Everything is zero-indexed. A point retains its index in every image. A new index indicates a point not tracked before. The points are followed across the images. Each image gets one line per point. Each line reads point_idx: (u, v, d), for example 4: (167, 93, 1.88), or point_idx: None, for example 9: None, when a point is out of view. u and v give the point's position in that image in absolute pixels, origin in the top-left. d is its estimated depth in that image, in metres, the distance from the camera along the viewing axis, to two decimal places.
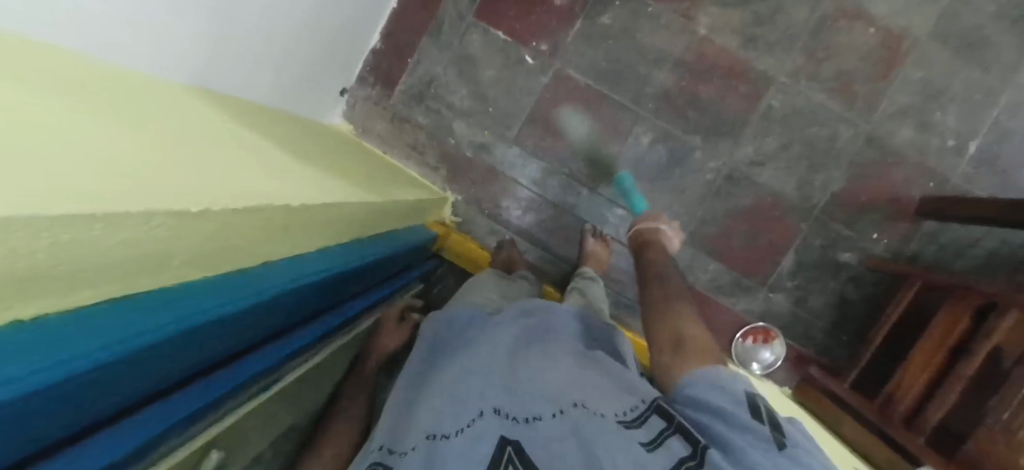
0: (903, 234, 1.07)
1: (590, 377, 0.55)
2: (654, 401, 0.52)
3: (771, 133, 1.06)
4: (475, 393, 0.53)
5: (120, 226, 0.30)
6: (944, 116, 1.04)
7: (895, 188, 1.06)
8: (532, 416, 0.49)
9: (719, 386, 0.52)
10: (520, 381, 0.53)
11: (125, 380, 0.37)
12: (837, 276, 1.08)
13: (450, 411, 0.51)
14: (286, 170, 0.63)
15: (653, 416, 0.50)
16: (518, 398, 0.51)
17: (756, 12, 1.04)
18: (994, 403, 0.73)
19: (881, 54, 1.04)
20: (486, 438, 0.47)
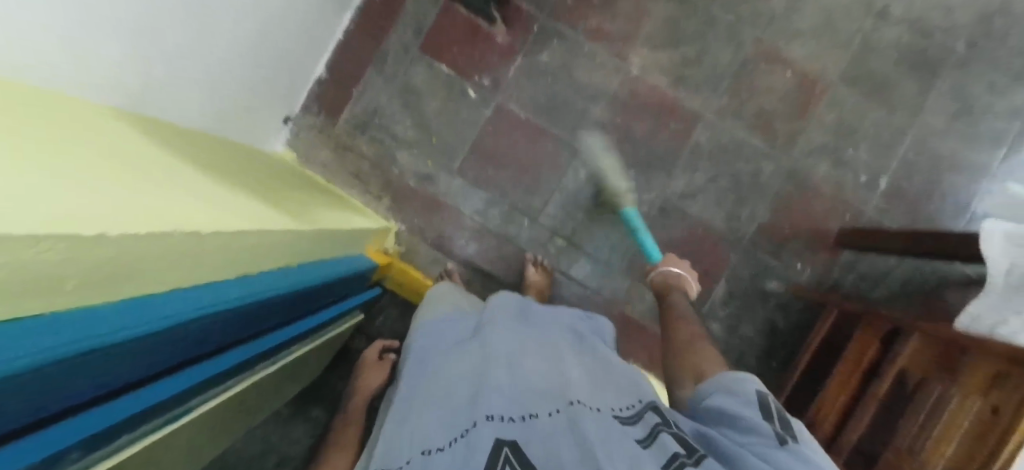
0: (824, 263, 1.13)
1: (576, 379, 0.58)
2: (648, 403, 0.56)
3: (701, 167, 1.12)
4: (465, 406, 0.54)
5: (6, 251, 0.28)
6: (856, 153, 1.12)
7: (815, 220, 1.13)
8: (527, 415, 0.52)
9: (730, 392, 0.55)
10: (510, 385, 0.55)
11: (56, 384, 0.36)
12: (766, 304, 1.13)
13: (443, 424, 0.53)
14: (210, 198, 0.61)
15: (648, 413, 0.54)
16: (512, 403, 0.53)
17: (685, 54, 1.10)
18: (902, 424, 0.76)
19: (798, 96, 1.11)
20: (482, 441, 0.48)
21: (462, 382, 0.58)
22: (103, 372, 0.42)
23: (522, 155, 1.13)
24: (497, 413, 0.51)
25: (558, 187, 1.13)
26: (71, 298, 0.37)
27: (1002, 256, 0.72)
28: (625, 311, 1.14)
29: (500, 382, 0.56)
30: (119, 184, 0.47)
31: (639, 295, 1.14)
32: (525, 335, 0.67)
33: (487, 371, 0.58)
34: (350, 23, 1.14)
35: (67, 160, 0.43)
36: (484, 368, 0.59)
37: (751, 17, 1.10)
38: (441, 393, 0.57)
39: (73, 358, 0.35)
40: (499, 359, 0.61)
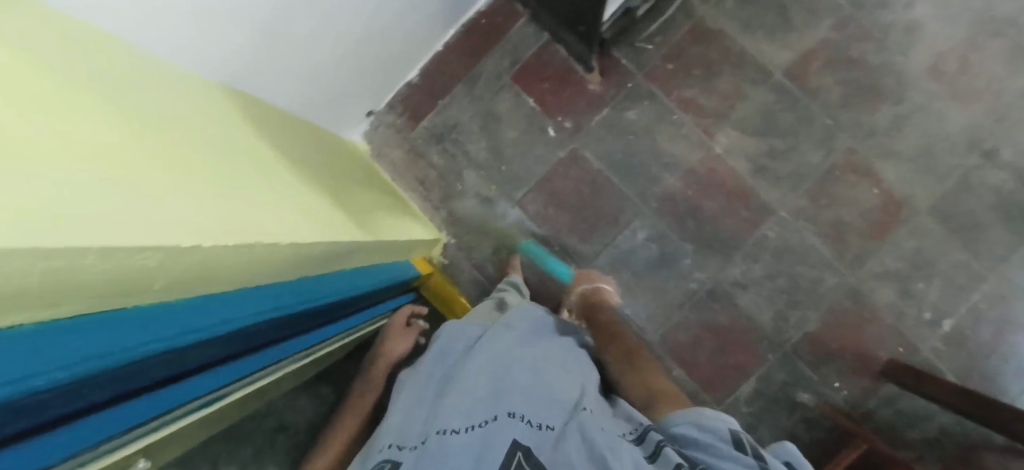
0: (863, 389, 1.08)
1: (587, 398, 0.63)
2: (647, 426, 0.61)
3: (759, 261, 1.10)
4: (490, 398, 0.58)
5: (110, 258, 0.32)
6: (925, 288, 1.07)
7: (865, 344, 1.08)
8: (545, 424, 0.56)
9: (701, 425, 0.56)
10: (531, 391, 0.60)
11: (122, 377, 0.38)
12: (792, 414, 1.09)
13: (463, 412, 0.56)
14: (285, 202, 0.65)
15: (651, 432, 0.58)
16: (533, 407, 0.58)
17: (772, 145, 1.09)
18: None
19: (879, 216, 1.08)
20: (501, 439, 0.52)
21: (488, 376, 0.63)
22: (169, 363, 0.44)
23: (584, 203, 1.14)
24: (519, 413, 0.56)
25: (611, 243, 1.13)
26: (153, 298, 0.41)
27: None
28: None
29: (524, 386, 0.61)
30: (190, 167, 0.49)
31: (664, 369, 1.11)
32: (548, 352, 0.71)
33: (513, 373, 0.63)
34: (451, 39, 1.18)
35: (168, 146, 0.47)
36: (510, 368, 0.64)
37: (849, 126, 1.07)
38: (467, 381, 0.62)
39: (131, 364, 0.38)
40: (525, 365, 0.65)
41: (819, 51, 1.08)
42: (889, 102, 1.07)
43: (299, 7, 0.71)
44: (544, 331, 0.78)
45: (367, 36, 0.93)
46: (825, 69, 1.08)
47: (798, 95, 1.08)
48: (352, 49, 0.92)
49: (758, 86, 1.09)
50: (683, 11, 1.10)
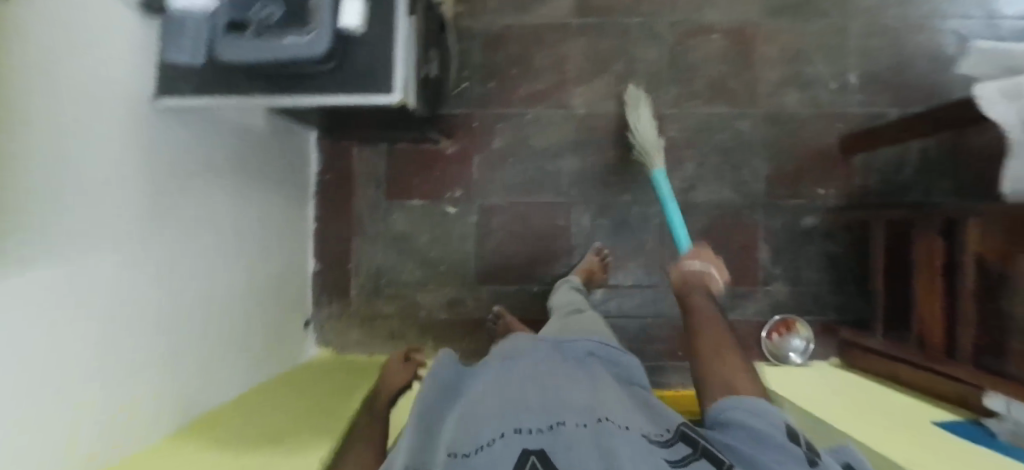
0: (843, 178, 1.12)
1: (609, 398, 0.54)
2: (677, 429, 0.51)
3: (685, 159, 1.13)
4: (497, 415, 0.50)
5: None
6: (814, 68, 1.12)
7: (813, 145, 1.12)
8: (554, 424, 0.48)
9: (756, 413, 0.51)
10: (541, 398, 0.53)
11: None
12: (813, 242, 1.13)
13: (468, 436, 0.49)
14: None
15: (678, 441, 0.48)
16: (540, 411, 0.50)
17: (615, 71, 1.13)
18: (1009, 304, 0.74)
19: (734, 49, 1.12)
20: (505, 457, 0.44)
21: (491, 393, 0.56)
22: None
23: (526, 236, 1.15)
24: (527, 424, 0.48)
25: (573, 247, 1.15)
26: None
27: (1013, 113, 0.73)
28: None
29: (530, 400, 0.52)
30: None
31: None
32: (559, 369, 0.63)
33: (516, 387, 0.55)
34: (316, 210, 1.18)
35: None
36: (520, 382, 0.56)
37: (655, 8, 1.13)
38: (472, 406, 0.55)
39: None
40: (528, 376, 0.58)
41: None
42: None
43: (179, 306, 0.72)
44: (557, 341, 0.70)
45: (252, 269, 0.95)
46: None
47: (599, 20, 1.13)
48: (251, 289, 0.94)
49: (567, 40, 1.14)
50: (465, 36, 1.14)
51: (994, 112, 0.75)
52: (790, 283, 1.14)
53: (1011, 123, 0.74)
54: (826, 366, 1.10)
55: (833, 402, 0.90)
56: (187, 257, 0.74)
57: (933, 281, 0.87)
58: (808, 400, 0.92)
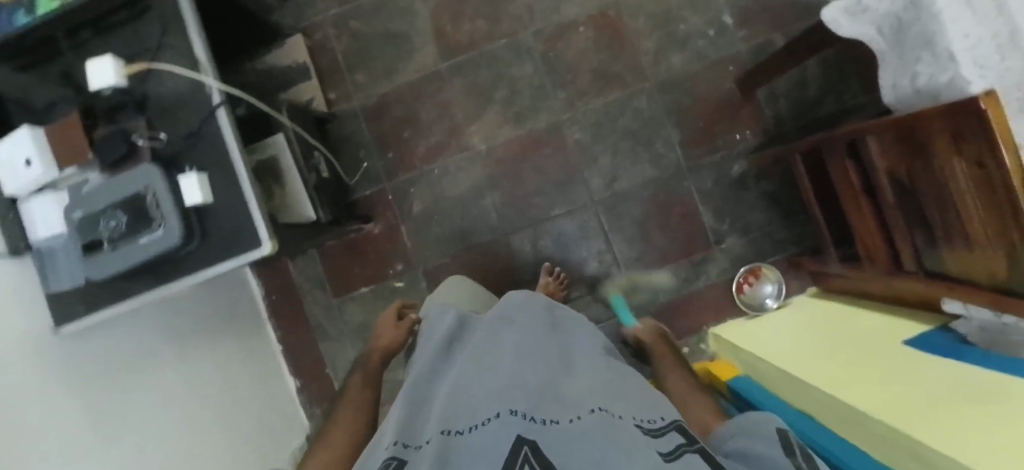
0: (754, 115, 1.10)
1: (602, 391, 0.52)
2: (674, 420, 0.47)
3: (597, 156, 1.13)
4: (494, 395, 0.47)
5: None
6: (686, 23, 1.10)
7: (713, 96, 1.11)
8: (550, 418, 0.44)
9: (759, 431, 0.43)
10: (536, 384, 0.50)
11: None
12: (747, 187, 1.12)
13: (466, 410, 0.47)
14: None
15: (675, 432, 0.45)
16: (533, 399, 0.47)
17: (500, 98, 1.14)
18: (931, 212, 0.72)
19: (603, 35, 1.12)
20: (501, 435, 0.41)
21: (485, 374, 0.53)
22: None
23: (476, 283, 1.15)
24: (521, 408, 0.45)
25: (524, 276, 1.14)
26: None
27: (866, 25, 0.71)
28: (661, 301, 1.13)
29: (523, 383, 0.49)
30: None
31: (658, 280, 1.13)
32: (548, 346, 0.61)
33: (513, 370, 0.52)
34: (278, 330, 1.20)
35: None
36: (515, 366, 0.53)
37: (515, 25, 1.13)
38: (467, 387, 0.51)
39: None
40: (523, 360, 0.55)
41: (438, 19, 1.14)
42: None
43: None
44: (557, 333, 0.67)
45: (228, 413, 0.95)
46: (455, 23, 1.14)
47: (468, 55, 1.14)
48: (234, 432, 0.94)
49: (445, 86, 1.14)
50: (350, 118, 1.15)
51: (846, 32, 0.74)
52: (742, 234, 1.12)
53: (868, 35, 0.72)
54: (805, 299, 1.07)
55: (804, 340, 0.90)
56: (145, 439, 0.75)
57: (861, 201, 0.86)
58: (780, 345, 0.91)
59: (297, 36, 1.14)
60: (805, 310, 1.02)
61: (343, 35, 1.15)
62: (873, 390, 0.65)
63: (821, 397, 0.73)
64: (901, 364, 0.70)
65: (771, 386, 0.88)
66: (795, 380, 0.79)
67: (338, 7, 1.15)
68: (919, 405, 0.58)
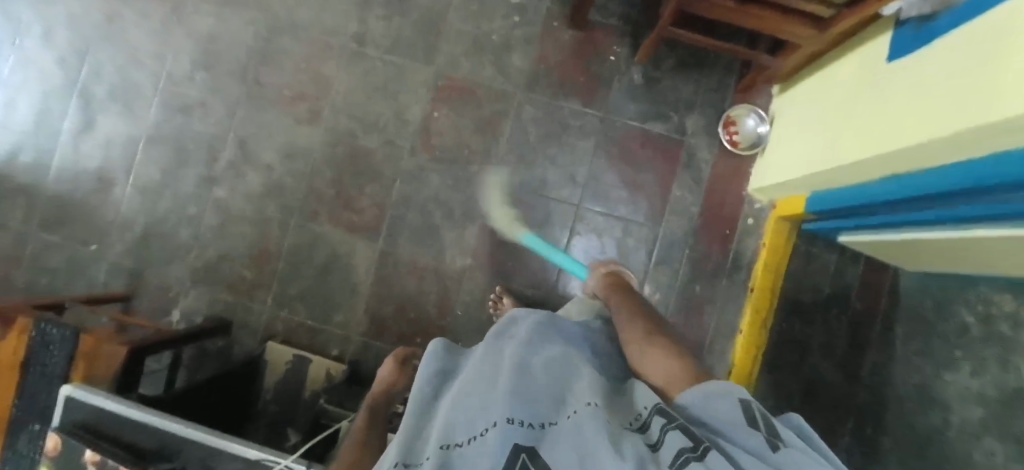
0: (606, 31, 1.11)
1: (601, 384, 0.50)
2: (654, 407, 0.47)
3: (546, 177, 1.12)
4: (489, 403, 0.46)
5: None
6: (494, 32, 1.12)
7: (566, 52, 1.11)
8: (544, 419, 0.43)
9: (717, 394, 0.46)
10: (539, 394, 0.48)
11: None
12: (659, 77, 1.11)
13: (469, 417, 0.45)
14: None
15: (661, 424, 0.43)
16: (531, 403, 0.45)
17: (439, 220, 1.12)
18: None
19: (453, 101, 1.12)
20: (494, 444, 0.40)
21: (481, 387, 0.50)
22: None
23: None
24: (516, 415, 0.43)
25: None
26: None
27: None
28: (700, 212, 1.12)
29: (520, 387, 0.48)
30: None
31: (681, 202, 1.12)
32: (551, 343, 0.59)
33: (509, 379, 0.49)
34: None
35: None
36: (514, 373, 0.51)
37: (393, 162, 1.12)
38: (467, 394, 0.50)
39: None
40: (521, 365, 0.52)
41: (340, 219, 1.13)
42: (355, 145, 1.13)
43: None
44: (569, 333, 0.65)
45: None
46: (354, 209, 1.13)
47: (388, 219, 1.12)
48: None
49: (397, 256, 1.12)
50: (366, 352, 1.12)
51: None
52: (692, 109, 1.12)
53: None
54: (780, 102, 1.07)
55: (833, 128, 0.85)
56: None
57: (749, 10, 0.84)
58: (823, 149, 0.87)
59: (269, 342, 1.09)
60: (807, 95, 0.98)
61: (294, 305, 1.14)
62: (927, 121, 0.59)
63: (908, 156, 0.66)
64: (917, 76, 0.65)
65: (863, 180, 0.82)
66: (875, 163, 0.73)
67: (269, 292, 1.14)
68: (966, 99, 0.52)
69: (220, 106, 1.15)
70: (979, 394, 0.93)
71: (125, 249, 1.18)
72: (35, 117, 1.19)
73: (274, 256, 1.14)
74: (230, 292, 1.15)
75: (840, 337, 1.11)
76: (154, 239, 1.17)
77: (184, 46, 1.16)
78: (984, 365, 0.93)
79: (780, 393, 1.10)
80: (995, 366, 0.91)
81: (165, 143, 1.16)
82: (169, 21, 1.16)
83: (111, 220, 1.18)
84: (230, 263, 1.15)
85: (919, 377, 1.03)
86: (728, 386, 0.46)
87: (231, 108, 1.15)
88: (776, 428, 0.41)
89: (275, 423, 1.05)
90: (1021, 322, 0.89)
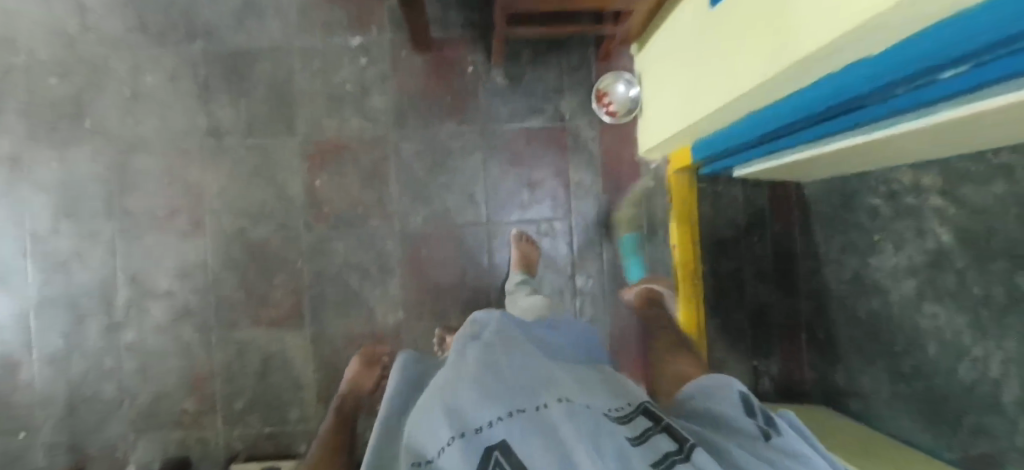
0: (455, 44, 1.08)
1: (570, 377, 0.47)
2: (640, 404, 0.46)
3: (448, 206, 1.10)
4: (459, 404, 0.41)
5: None
6: (346, 81, 1.08)
7: (423, 78, 1.09)
8: (512, 413, 0.39)
9: (723, 398, 0.51)
10: (506, 384, 0.43)
11: None
12: (521, 72, 1.10)
13: (437, 419, 0.40)
14: None
15: (639, 417, 0.44)
16: (502, 398, 0.41)
17: (359, 284, 1.09)
18: None
19: (330, 163, 1.08)
20: (463, 456, 0.36)
21: (449, 384, 0.44)
22: None
23: None
24: (490, 414, 0.39)
25: None
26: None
27: None
28: (604, 188, 1.12)
29: (492, 382, 0.43)
30: None
31: (583, 184, 1.12)
32: (516, 339, 0.54)
33: (471, 379, 0.43)
34: None
35: None
36: (479, 369, 0.45)
37: (293, 244, 1.08)
38: (432, 396, 0.44)
39: None
40: (488, 359, 0.47)
41: (261, 317, 1.09)
42: (249, 239, 1.08)
43: None
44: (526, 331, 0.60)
45: None
46: (271, 303, 1.09)
47: (308, 300, 1.09)
48: None
49: (330, 332, 1.09)
50: None
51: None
52: (563, 93, 1.11)
53: None
54: (642, 58, 1.07)
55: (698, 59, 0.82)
56: None
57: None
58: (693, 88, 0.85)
59: (234, 464, 1.05)
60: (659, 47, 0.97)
61: (247, 417, 1.10)
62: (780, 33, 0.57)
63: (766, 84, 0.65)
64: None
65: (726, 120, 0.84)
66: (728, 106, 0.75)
67: (217, 413, 1.10)
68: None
69: (97, 248, 1.08)
70: (908, 266, 0.92)
71: (55, 423, 1.11)
72: None
73: (209, 377, 1.10)
74: (179, 426, 1.10)
75: (766, 258, 1.15)
76: (81, 403, 1.11)
77: (35, 200, 1.07)
78: (902, 238, 0.92)
79: (730, 329, 1.16)
80: (913, 236, 0.90)
81: (54, 304, 1.09)
82: (10, 181, 1.07)
83: (29, 400, 1.11)
84: (168, 400, 1.10)
85: (848, 271, 1.03)
86: (730, 385, 0.53)
87: (109, 247, 1.08)
88: (771, 418, 0.46)
89: None
90: (922, 190, 0.87)
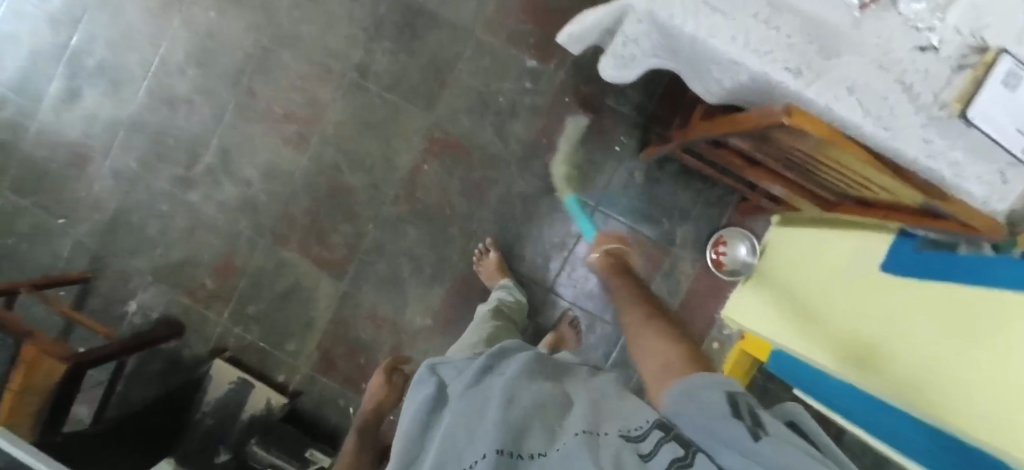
0: (617, 119, 1.06)
1: (609, 408, 0.38)
2: (654, 419, 0.34)
3: (524, 255, 1.09)
4: (479, 434, 0.35)
5: None
6: (503, 93, 1.07)
7: (571, 131, 1.07)
8: (535, 453, 0.33)
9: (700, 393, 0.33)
10: (528, 416, 0.36)
11: None
12: (659, 180, 1.07)
13: (458, 448, 0.35)
14: None
15: (643, 435, 0.32)
16: (524, 429, 0.35)
17: (408, 274, 1.10)
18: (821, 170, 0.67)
19: (449, 157, 1.08)
20: None
21: (472, 417, 0.38)
22: None
23: None
24: (507, 446, 0.33)
25: None
26: None
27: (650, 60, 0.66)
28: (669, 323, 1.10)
29: (511, 411, 0.36)
30: None
31: None
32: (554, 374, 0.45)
33: (501, 406, 0.37)
34: None
35: None
36: (506, 402, 0.38)
37: (373, 206, 1.09)
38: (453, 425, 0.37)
39: None
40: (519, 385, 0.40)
41: (310, 249, 1.11)
42: (339, 178, 1.09)
43: None
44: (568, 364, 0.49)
45: None
46: (326, 244, 1.10)
47: (357, 261, 1.10)
48: None
49: (360, 299, 1.11)
50: (310, 385, 1.11)
51: (580, 49, 0.73)
52: (685, 218, 1.08)
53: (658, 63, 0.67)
54: (773, 240, 1.04)
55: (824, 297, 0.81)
56: None
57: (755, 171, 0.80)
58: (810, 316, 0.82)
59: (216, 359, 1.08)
60: (804, 246, 0.93)
61: (250, 325, 1.12)
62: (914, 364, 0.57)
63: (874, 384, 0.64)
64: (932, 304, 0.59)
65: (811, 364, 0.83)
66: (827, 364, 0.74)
67: (227, 306, 1.13)
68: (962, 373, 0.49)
69: (211, 105, 1.10)
70: None
71: (90, 230, 1.13)
72: (18, 72, 1.12)
73: (237, 270, 1.12)
74: (189, 296, 1.13)
75: None
76: (120, 227, 1.13)
77: (180, 36, 1.09)
78: None
79: None
80: None
81: (146, 131, 1.11)
82: (172, 6, 1.09)
83: (82, 196, 1.13)
84: (192, 270, 1.12)
85: None
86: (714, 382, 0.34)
87: (221, 112, 1.10)
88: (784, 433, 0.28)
89: (206, 439, 1.04)
90: None
